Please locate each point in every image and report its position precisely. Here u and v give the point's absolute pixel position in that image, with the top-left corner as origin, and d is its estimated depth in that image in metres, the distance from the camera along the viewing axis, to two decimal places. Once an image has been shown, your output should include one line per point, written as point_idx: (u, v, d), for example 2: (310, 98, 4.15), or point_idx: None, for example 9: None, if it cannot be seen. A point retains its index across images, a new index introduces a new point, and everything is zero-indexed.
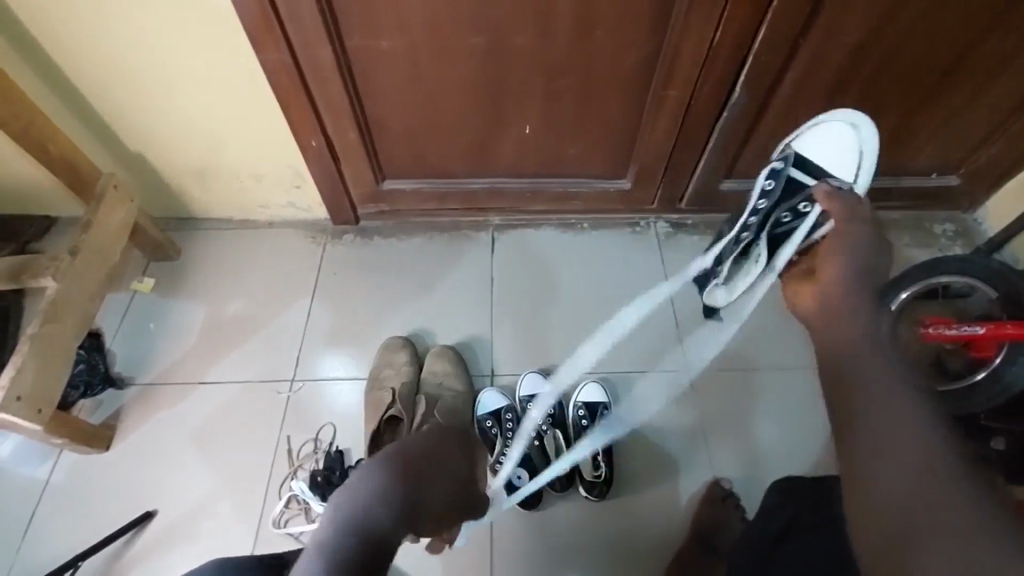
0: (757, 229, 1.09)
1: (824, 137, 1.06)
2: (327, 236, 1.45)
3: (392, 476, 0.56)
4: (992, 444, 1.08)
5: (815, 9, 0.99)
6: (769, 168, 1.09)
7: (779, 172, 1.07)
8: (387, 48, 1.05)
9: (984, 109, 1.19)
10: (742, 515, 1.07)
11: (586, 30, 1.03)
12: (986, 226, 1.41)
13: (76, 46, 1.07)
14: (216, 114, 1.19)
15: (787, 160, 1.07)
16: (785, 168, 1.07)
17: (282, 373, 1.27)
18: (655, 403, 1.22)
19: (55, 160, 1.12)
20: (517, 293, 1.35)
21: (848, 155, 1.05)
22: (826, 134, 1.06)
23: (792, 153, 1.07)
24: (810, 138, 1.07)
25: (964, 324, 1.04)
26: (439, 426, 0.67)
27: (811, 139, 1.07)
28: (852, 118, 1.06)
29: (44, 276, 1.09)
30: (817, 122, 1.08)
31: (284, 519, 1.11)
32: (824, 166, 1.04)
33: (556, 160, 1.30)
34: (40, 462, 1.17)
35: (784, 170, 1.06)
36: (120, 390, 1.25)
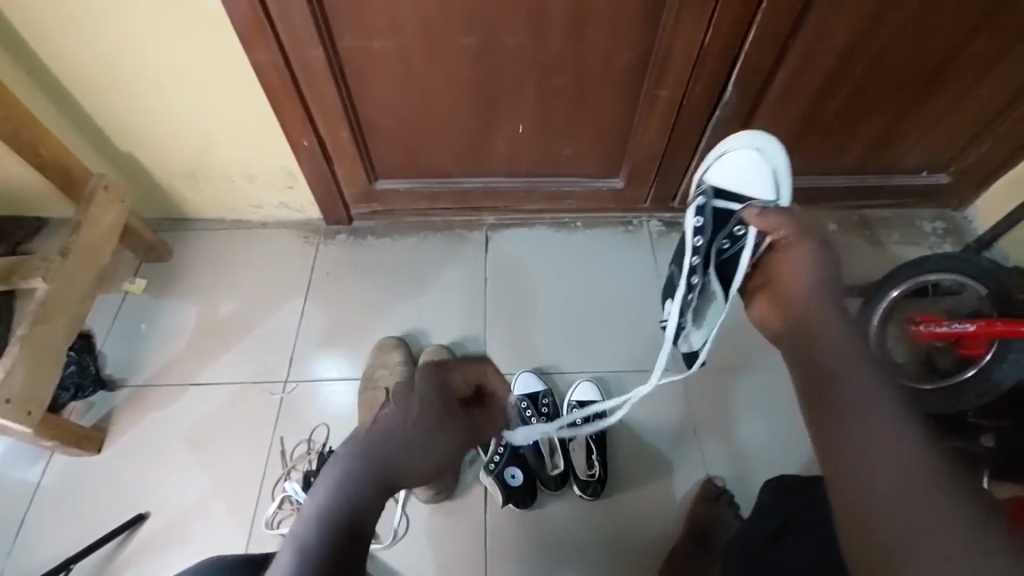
0: (703, 270, 0.92)
1: (737, 164, 0.90)
2: (320, 236, 1.44)
3: (368, 463, 0.65)
4: (981, 441, 1.09)
5: (805, 9, 1.00)
6: (692, 206, 0.94)
7: (703, 207, 0.92)
8: (379, 48, 1.05)
9: (973, 107, 1.20)
10: (735, 512, 1.08)
11: (578, 31, 1.03)
12: (977, 224, 1.42)
13: (66, 46, 1.06)
14: (208, 114, 1.19)
15: (706, 194, 0.92)
16: (707, 203, 0.92)
17: (275, 374, 1.26)
18: (649, 401, 1.22)
19: (45, 161, 1.12)
20: (511, 293, 1.35)
21: (761, 177, 0.88)
22: (728, 161, 0.91)
23: (709, 187, 0.92)
24: (720, 165, 0.92)
25: (954, 321, 1.05)
26: (409, 410, 0.72)
27: (721, 166, 0.92)
28: (758, 140, 0.89)
29: (34, 277, 1.08)
30: (719, 149, 0.94)
31: (277, 520, 1.11)
32: (745, 190, 0.89)
33: (549, 159, 1.30)
34: (31, 465, 1.16)
35: (705, 203, 0.92)
36: (112, 391, 1.24)
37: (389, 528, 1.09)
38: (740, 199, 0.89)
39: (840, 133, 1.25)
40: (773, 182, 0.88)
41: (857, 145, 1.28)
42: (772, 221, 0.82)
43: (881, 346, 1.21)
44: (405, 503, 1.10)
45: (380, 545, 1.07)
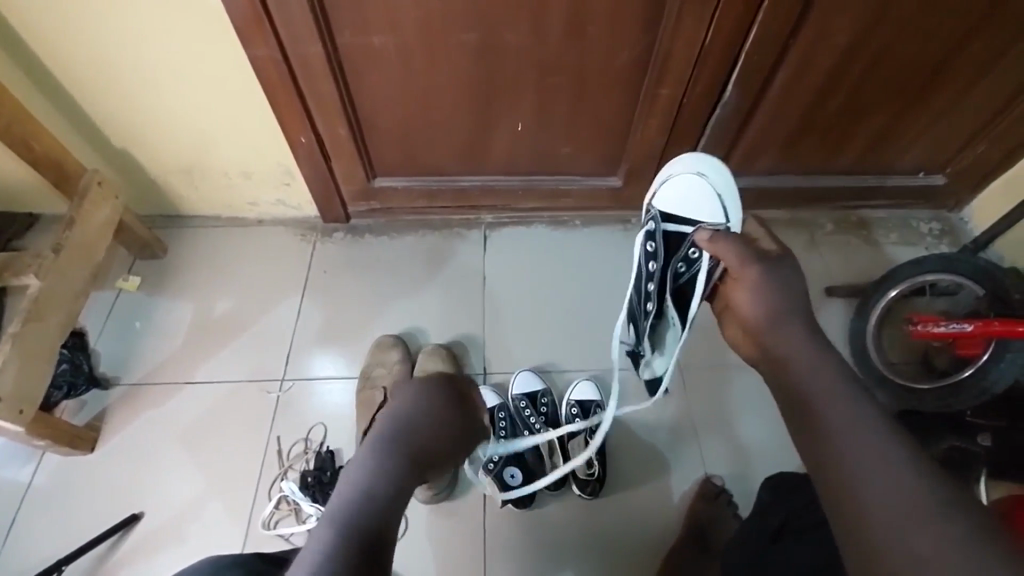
0: (659, 294, 0.92)
1: (683, 187, 0.90)
2: (317, 234, 1.43)
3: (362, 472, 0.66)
4: (979, 440, 1.06)
5: (807, 9, 1.00)
6: (644, 230, 0.94)
7: (653, 232, 0.92)
8: (379, 44, 1.04)
9: (970, 108, 1.21)
10: (735, 512, 1.08)
11: (580, 29, 1.03)
12: (972, 225, 1.43)
13: (60, 39, 1.04)
14: (203, 110, 1.18)
15: (654, 219, 0.91)
16: (658, 227, 0.91)
17: (272, 372, 1.25)
18: (649, 400, 1.22)
19: (37, 157, 1.10)
20: (510, 292, 1.35)
21: (707, 200, 0.88)
22: (674, 185, 0.91)
23: (658, 211, 0.92)
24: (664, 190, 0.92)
25: (952, 321, 1.06)
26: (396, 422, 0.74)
27: (666, 191, 0.91)
28: (699, 164, 0.90)
29: (26, 274, 1.07)
30: (664, 174, 0.94)
31: (275, 521, 1.10)
32: (696, 215, 0.89)
33: (548, 158, 1.30)
34: (22, 465, 1.15)
35: (656, 226, 0.91)
36: (105, 390, 1.22)
37: None
38: (690, 221, 0.89)
39: (838, 133, 1.25)
40: (723, 205, 0.88)
41: (855, 145, 1.29)
42: (721, 248, 0.77)
43: (878, 346, 1.21)
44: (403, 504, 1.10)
45: None
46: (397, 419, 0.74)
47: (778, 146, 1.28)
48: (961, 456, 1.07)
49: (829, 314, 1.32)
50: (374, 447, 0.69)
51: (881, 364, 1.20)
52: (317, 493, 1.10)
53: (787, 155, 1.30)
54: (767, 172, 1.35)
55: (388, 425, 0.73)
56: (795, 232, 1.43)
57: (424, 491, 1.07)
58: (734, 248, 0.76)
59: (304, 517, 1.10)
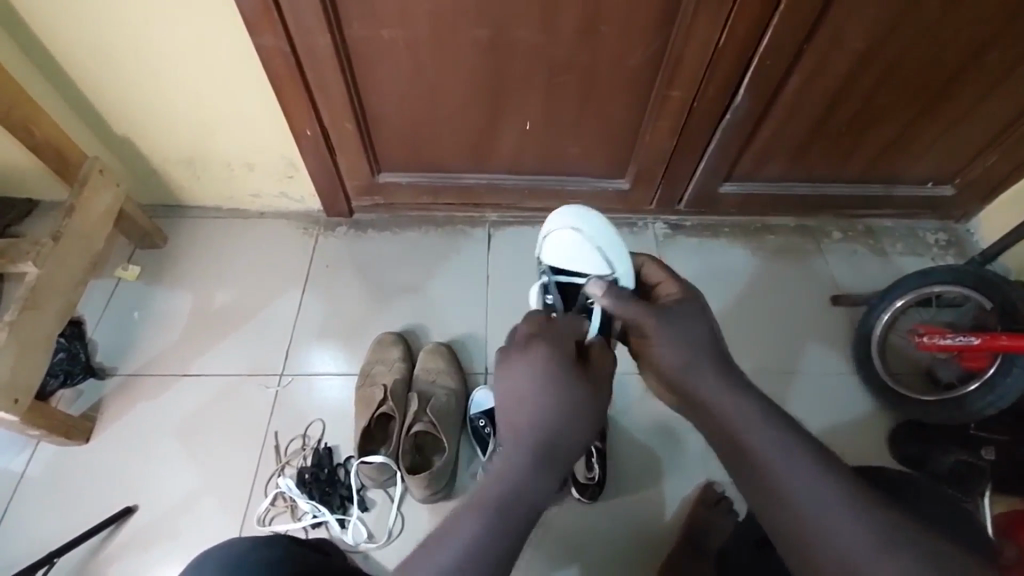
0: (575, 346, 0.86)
1: (563, 243, 0.89)
2: (319, 228, 1.42)
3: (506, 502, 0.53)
4: (982, 453, 1.05)
5: (824, 10, 0.98)
6: (540, 282, 0.93)
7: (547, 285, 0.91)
8: (387, 38, 1.03)
9: (983, 119, 1.20)
10: (734, 519, 1.07)
11: (591, 28, 1.01)
12: (978, 237, 1.42)
13: (60, 22, 1.02)
14: (207, 99, 1.16)
15: (546, 272, 0.91)
16: (550, 279, 0.90)
17: (272, 366, 1.24)
18: (650, 405, 1.21)
19: (39, 144, 1.08)
20: (513, 292, 1.33)
21: (587, 253, 0.87)
22: (554, 241, 0.91)
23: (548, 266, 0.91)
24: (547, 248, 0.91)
25: (958, 333, 1.04)
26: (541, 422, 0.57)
27: (548, 249, 0.91)
28: (574, 218, 0.90)
29: (23, 261, 1.05)
30: (544, 233, 0.94)
31: (270, 517, 1.09)
32: (583, 266, 0.87)
33: (555, 158, 1.29)
34: (17, 454, 1.14)
35: (549, 279, 0.90)
36: (102, 380, 1.21)
37: (385, 528, 1.07)
38: (576, 272, 0.88)
39: (849, 138, 1.23)
40: (608, 257, 0.86)
41: (865, 153, 1.27)
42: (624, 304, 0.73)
43: (882, 356, 1.20)
44: (401, 502, 1.10)
45: (375, 544, 1.06)
46: (536, 425, 0.57)
47: (788, 150, 1.26)
48: (965, 469, 1.06)
49: (832, 322, 1.32)
50: (518, 471, 0.54)
51: (883, 374, 1.19)
52: (314, 490, 1.09)
53: (795, 163, 1.30)
54: (775, 177, 1.33)
55: (527, 435, 0.57)
56: (757, 232, 1.44)
57: (421, 491, 1.04)
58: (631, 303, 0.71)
59: (299, 514, 1.09)
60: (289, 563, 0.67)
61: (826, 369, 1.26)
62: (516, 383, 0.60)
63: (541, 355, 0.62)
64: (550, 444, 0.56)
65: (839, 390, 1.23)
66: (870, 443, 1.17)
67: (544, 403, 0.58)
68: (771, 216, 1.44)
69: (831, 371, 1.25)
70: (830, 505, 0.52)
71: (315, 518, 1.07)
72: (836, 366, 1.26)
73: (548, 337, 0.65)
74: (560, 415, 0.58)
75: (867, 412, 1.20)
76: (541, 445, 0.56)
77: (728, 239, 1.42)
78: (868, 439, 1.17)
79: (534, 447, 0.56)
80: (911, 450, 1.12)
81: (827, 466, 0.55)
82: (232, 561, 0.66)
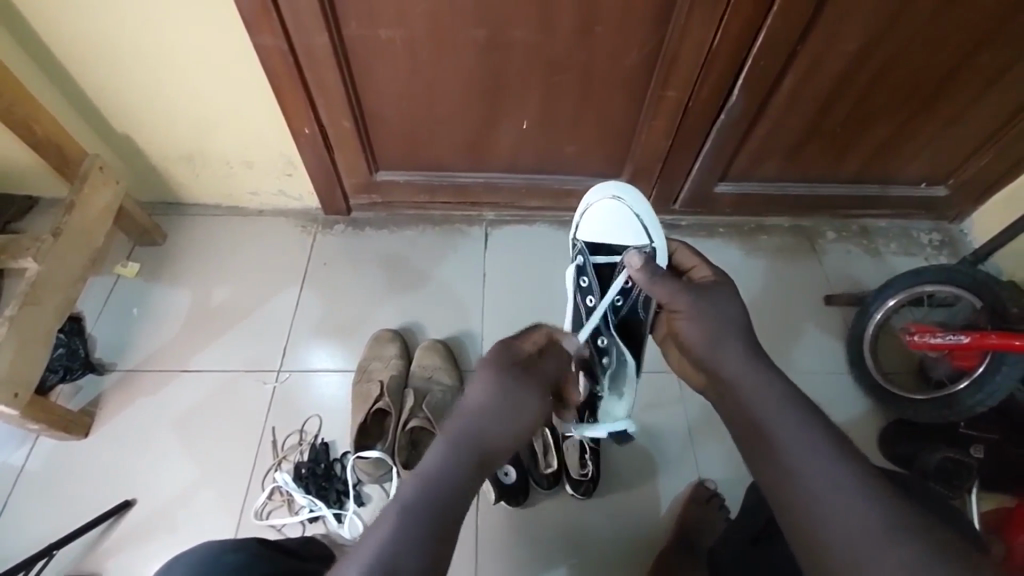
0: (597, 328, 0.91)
1: (604, 219, 0.90)
2: (317, 226, 1.43)
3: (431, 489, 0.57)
4: (972, 452, 1.06)
5: (817, 11, 0.99)
6: (573, 265, 0.95)
7: (584, 267, 0.92)
8: (385, 38, 1.04)
9: (975, 120, 1.21)
10: (726, 515, 1.07)
11: (587, 29, 1.02)
12: (971, 237, 1.44)
13: (63, 21, 1.04)
14: (206, 97, 1.17)
15: (583, 251, 0.93)
16: (587, 261, 0.92)
17: (269, 363, 1.25)
18: (643, 402, 1.22)
19: (40, 141, 1.09)
20: (509, 289, 1.35)
21: (626, 223, 0.89)
22: (593, 214, 0.92)
23: (584, 242, 0.93)
24: (587, 221, 0.92)
25: (948, 333, 1.05)
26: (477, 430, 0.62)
27: (588, 223, 0.92)
28: (614, 189, 0.91)
29: (23, 258, 1.07)
30: (583, 207, 0.94)
31: (267, 511, 1.10)
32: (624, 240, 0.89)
33: (551, 157, 1.30)
34: (16, 448, 1.15)
35: (585, 260, 0.92)
36: (101, 376, 1.22)
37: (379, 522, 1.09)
38: (615, 249, 0.90)
39: (844, 139, 1.25)
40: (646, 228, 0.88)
41: (859, 152, 1.28)
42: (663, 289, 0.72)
43: (874, 355, 1.22)
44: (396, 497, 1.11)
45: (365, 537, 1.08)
46: (472, 417, 0.63)
47: (783, 150, 1.27)
48: (955, 466, 1.05)
49: (826, 321, 1.33)
50: (445, 459, 0.59)
51: (875, 373, 1.20)
52: (310, 486, 1.09)
53: (789, 164, 1.31)
54: (769, 178, 1.35)
55: (467, 436, 0.61)
56: (753, 232, 1.45)
57: None
58: (660, 284, 0.72)
59: (296, 508, 1.10)
60: (260, 563, 0.68)
61: (819, 368, 1.27)
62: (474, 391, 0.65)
63: (495, 358, 0.69)
64: (480, 436, 0.62)
65: (833, 388, 1.24)
66: (862, 441, 1.18)
67: (482, 399, 0.64)
68: (767, 215, 1.45)
69: (824, 370, 1.27)
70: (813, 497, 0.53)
71: (312, 512, 1.08)
72: (829, 364, 1.27)
73: (508, 342, 0.71)
74: (498, 407, 0.63)
75: (860, 410, 1.21)
76: (469, 437, 0.61)
77: (723, 239, 1.44)
78: (860, 436, 1.18)
79: (464, 445, 0.61)
80: (901, 449, 1.13)
81: (814, 462, 0.56)
82: (206, 560, 0.67)
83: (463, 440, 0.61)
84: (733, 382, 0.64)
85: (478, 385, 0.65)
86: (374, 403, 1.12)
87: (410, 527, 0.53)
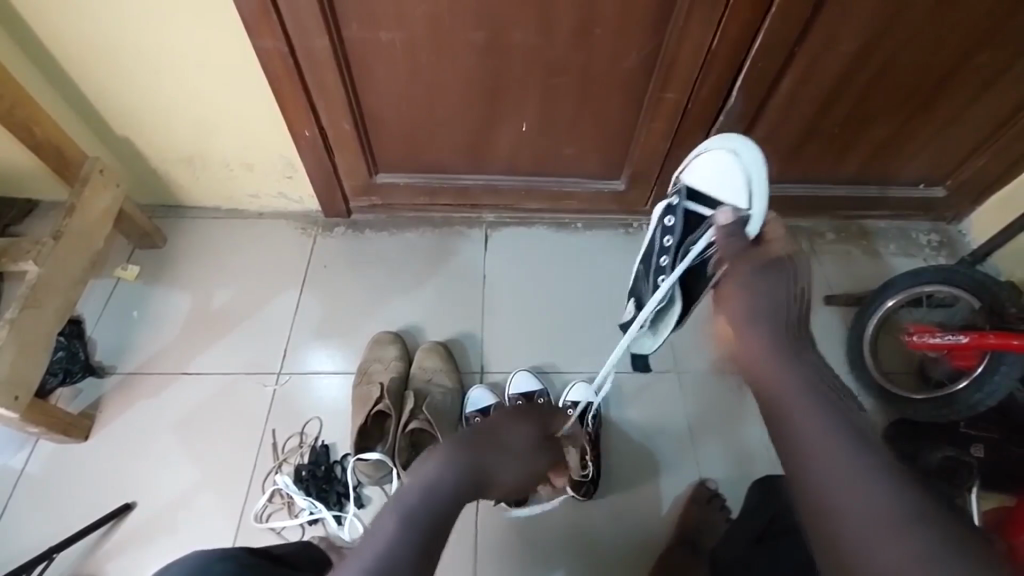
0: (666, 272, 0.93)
1: (714, 167, 0.88)
2: (317, 228, 1.43)
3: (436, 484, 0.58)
4: (971, 450, 1.07)
5: (815, 13, 0.99)
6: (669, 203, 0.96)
7: (676, 207, 0.93)
8: (385, 40, 1.04)
9: (973, 121, 1.21)
10: (726, 516, 1.08)
11: (586, 31, 1.03)
12: (970, 237, 1.44)
13: (64, 24, 1.04)
14: (207, 100, 1.18)
15: (681, 193, 0.93)
16: (680, 203, 0.93)
17: (269, 365, 1.25)
18: (642, 402, 1.22)
19: (41, 144, 1.09)
20: (508, 290, 1.35)
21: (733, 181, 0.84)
22: (706, 163, 0.90)
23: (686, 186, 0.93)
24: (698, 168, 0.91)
25: (947, 333, 1.05)
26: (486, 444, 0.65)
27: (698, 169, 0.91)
28: (732, 143, 0.87)
29: (24, 260, 1.07)
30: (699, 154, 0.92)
31: (267, 513, 1.10)
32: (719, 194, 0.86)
33: (552, 158, 1.30)
34: (15, 451, 1.14)
35: (678, 204, 0.93)
36: (101, 378, 1.22)
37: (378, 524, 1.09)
38: (711, 199, 0.87)
39: (842, 140, 1.25)
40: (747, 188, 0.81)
41: (857, 154, 1.29)
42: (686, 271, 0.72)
43: (873, 355, 1.22)
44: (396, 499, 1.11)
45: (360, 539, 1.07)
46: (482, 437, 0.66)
47: (782, 152, 1.28)
48: (953, 464, 1.06)
49: (826, 321, 1.33)
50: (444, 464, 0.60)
51: (875, 373, 1.20)
52: (310, 487, 1.09)
53: (788, 165, 1.31)
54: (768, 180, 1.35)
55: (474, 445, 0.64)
56: None
57: None
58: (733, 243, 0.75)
59: (296, 510, 1.10)
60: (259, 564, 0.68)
61: None
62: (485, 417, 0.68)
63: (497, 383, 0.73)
64: (483, 447, 0.64)
65: None
66: None
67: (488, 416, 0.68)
68: None
69: None
70: (818, 487, 0.53)
71: (312, 515, 1.08)
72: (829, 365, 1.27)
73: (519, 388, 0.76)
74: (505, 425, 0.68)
75: None
76: (470, 446, 0.63)
77: None
78: None
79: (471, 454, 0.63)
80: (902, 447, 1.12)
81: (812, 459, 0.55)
82: (208, 560, 0.67)
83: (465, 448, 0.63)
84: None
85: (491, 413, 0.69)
86: (374, 404, 1.12)
87: (412, 526, 0.53)
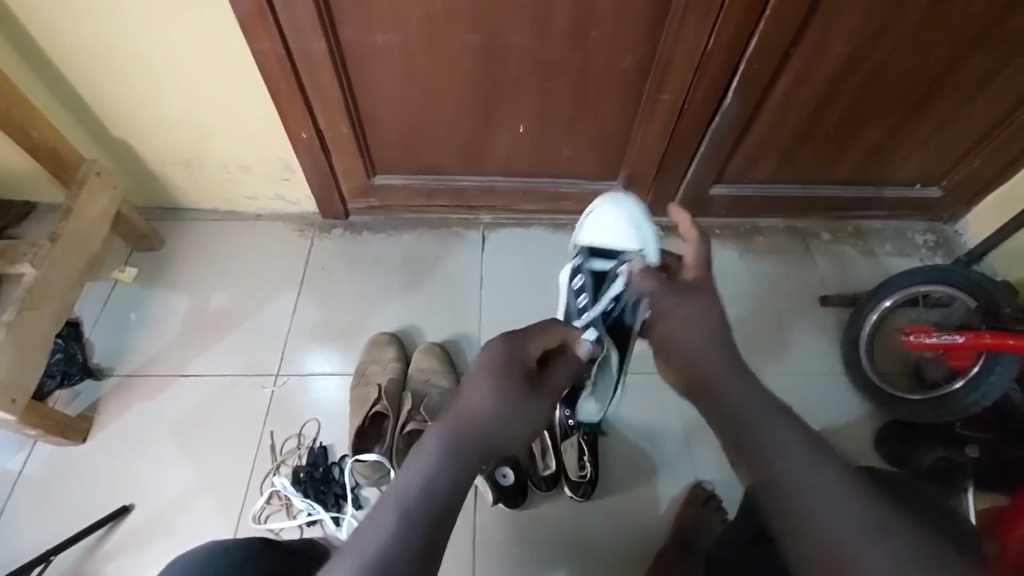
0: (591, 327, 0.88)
1: (605, 225, 0.90)
2: (315, 230, 1.43)
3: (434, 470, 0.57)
4: (966, 451, 1.07)
5: (810, 14, 0.99)
6: (572, 265, 0.95)
7: (580, 267, 0.93)
8: (381, 43, 1.04)
9: (968, 121, 1.21)
10: (722, 516, 1.08)
11: (582, 32, 1.03)
12: (966, 237, 1.44)
13: (60, 27, 1.04)
14: (204, 102, 1.18)
15: (582, 255, 0.92)
16: (585, 262, 0.92)
17: (266, 367, 1.25)
18: (639, 403, 1.23)
19: (38, 146, 1.09)
20: (506, 292, 1.35)
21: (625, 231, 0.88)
22: (596, 223, 0.92)
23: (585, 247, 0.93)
24: (590, 229, 0.92)
25: (943, 333, 1.06)
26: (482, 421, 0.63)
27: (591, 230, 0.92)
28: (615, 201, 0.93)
29: (21, 262, 1.06)
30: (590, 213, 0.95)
31: (265, 515, 1.10)
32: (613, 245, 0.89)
33: (548, 160, 1.30)
34: (13, 454, 1.14)
35: (583, 263, 0.92)
36: (99, 380, 1.22)
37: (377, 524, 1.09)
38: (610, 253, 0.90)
39: (838, 141, 1.25)
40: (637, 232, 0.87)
41: (853, 155, 1.29)
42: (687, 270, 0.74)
43: (870, 356, 1.22)
44: None
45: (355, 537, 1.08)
46: (480, 411, 0.64)
47: (778, 153, 1.28)
48: (948, 466, 1.07)
49: (822, 322, 1.34)
50: (441, 454, 0.58)
51: (871, 373, 1.21)
52: (308, 489, 1.09)
53: (784, 166, 1.32)
54: (763, 181, 1.35)
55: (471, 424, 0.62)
56: (749, 234, 1.45)
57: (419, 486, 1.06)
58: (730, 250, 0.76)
59: (294, 512, 1.10)
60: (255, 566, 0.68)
61: (815, 369, 1.27)
62: (480, 388, 0.66)
63: (499, 361, 0.70)
64: (480, 435, 0.62)
65: (829, 390, 1.25)
66: (860, 441, 1.19)
67: (489, 405, 0.64)
68: (762, 217, 1.46)
69: (821, 370, 1.27)
70: (812, 487, 0.53)
71: (309, 516, 1.08)
72: (826, 365, 1.28)
73: (513, 344, 0.73)
74: (507, 413, 0.65)
75: (856, 411, 1.22)
76: (468, 436, 0.61)
77: (719, 241, 1.44)
78: (858, 439, 1.19)
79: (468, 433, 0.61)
80: (896, 448, 1.13)
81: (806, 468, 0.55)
82: (202, 565, 0.67)
83: (463, 430, 0.62)
84: (725, 381, 0.65)
85: (485, 380, 0.67)
86: (371, 406, 1.11)
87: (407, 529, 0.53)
